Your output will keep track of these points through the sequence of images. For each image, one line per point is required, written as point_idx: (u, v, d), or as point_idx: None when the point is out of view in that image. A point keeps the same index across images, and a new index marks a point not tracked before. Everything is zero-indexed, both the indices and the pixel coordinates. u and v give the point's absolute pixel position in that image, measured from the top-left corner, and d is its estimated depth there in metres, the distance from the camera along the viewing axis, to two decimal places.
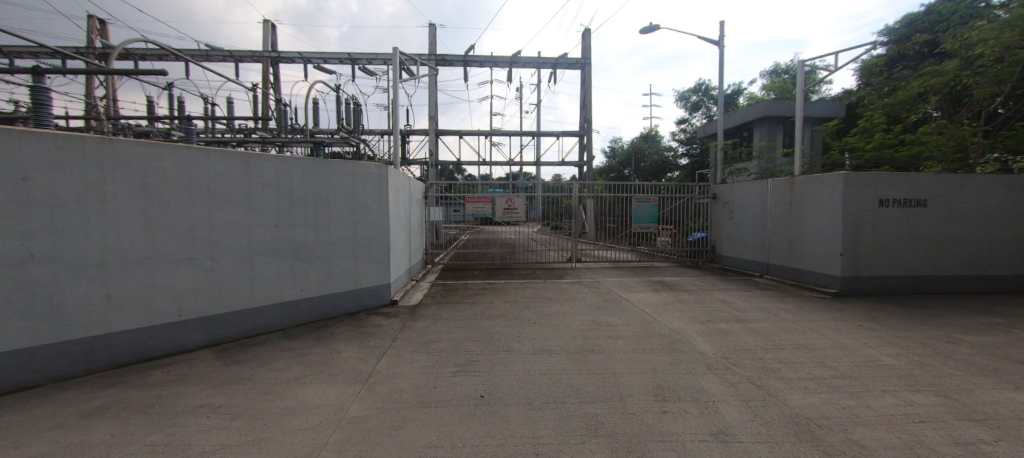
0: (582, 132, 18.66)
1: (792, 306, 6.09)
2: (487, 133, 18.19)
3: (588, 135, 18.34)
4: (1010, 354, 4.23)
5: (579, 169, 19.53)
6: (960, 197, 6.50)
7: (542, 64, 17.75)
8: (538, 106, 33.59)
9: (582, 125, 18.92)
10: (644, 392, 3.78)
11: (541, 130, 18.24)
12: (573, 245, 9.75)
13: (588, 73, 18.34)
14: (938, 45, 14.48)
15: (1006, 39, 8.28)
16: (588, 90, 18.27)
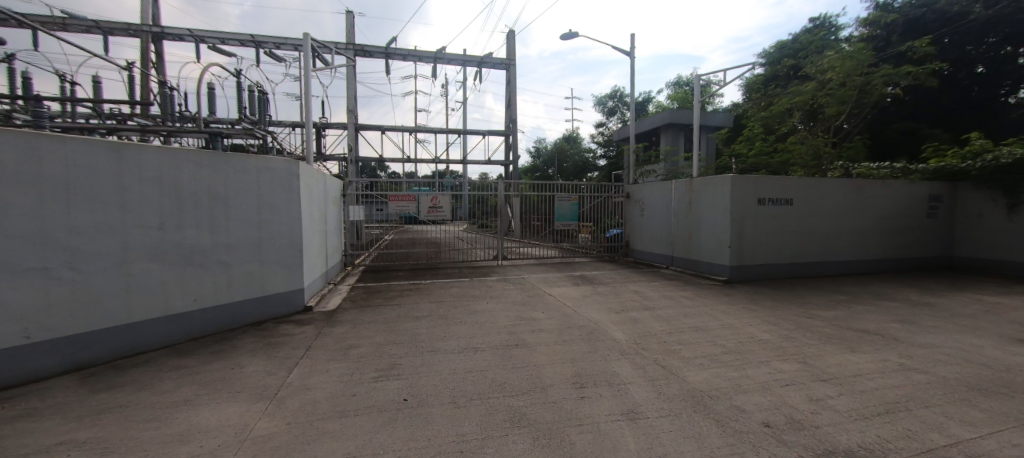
0: (508, 132, 18.98)
1: (692, 293, 6.82)
2: (411, 130, 17.64)
3: (514, 135, 18.73)
4: (851, 325, 5.21)
5: (505, 168, 19.82)
6: (817, 197, 7.84)
7: (467, 62, 17.71)
8: (464, 103, 33.32)
9: (508, 126, 19.22)
10: (564, 380, 3.97)
11: (467, 129, 18.12)
12: (498, 243, 9.84)
13: (513, 74, 18.71)
14: (800, 69, 17.31)
15: (846, 68, 10.21)
16: (513, 91, 18.62)
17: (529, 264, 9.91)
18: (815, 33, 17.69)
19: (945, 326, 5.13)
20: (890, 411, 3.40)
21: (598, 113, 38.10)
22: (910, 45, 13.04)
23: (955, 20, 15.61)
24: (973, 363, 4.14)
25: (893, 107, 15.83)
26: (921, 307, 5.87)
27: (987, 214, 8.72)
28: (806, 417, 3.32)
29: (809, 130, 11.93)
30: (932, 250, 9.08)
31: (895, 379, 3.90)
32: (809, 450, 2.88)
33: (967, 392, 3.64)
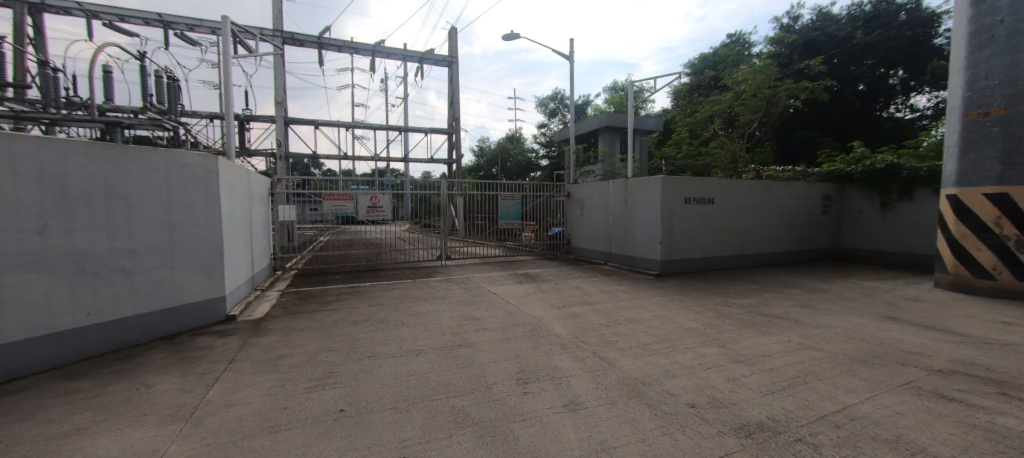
0: (451, 130, 18.75)
1: (629, 287, 7.22)
2: (348, 125, 16.79)
3: (457, 133, 18.57)
4: (763, 311, 5.84)
5: (449, 167, 19.56)
6: (735, 196, 8.69)
7: (408, 57, 17.23)
8: (405, 99, 32.27)
9: (451, 123, 19.00)
10: (508, 377, 4.01)
11: (409, 126, 17.63)
12: (442, 242, 9.72)
13: (455, 72, 18.54)
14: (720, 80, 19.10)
15: (756, 81, 11.41)
16: (456, 89, 18.44)
17: (473, 264, 9.88)
18: (732, 48, 19.57)
19: (835, 308, 5.93)
20: (793, 385, 3.86)
21: (541, 114, 38.90)
22: (806, 62, 14.81)
23: (841, 44, 18.06)
24: (856, 339, 4.83)
25: (795, 117, 17.95)
26: (818, 293, 6.73)
27: (866, 212, 10.20)
28: (725, 396, 3.66)
29: (727, 136, 13.18)
30: (827, 243, 10.45)
31: (797, 356, 4.43)
32: (728, 426, 3.18)
33: (851, 364, 4.23)
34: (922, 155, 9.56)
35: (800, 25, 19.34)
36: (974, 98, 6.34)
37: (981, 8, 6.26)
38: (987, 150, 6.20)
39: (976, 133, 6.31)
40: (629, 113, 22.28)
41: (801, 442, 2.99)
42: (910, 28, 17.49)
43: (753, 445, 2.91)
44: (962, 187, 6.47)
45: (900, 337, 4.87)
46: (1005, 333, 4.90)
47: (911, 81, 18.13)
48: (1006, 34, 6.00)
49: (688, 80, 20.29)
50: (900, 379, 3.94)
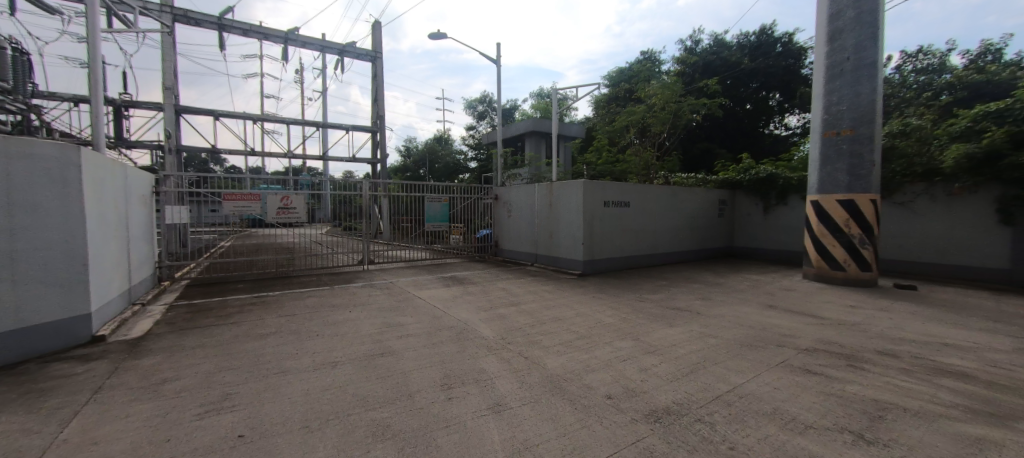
0: (375, 128, 17.95)
1: (554, 287, 7.48)
2: (255, 118, 15.25)
3: (382, 132, 17.85)
4: (671, 305, 6.41)
5: (373, 166, 18.70)
6: (648, 200, 9.48)
7: (326, 49, 16.16)
8: (322, 93, 30.05)
9: (375, 121, 18.22)
10: (432, 384, 3.90)
11: (327, 122, 16.50)
12: (365, 246, 9.20)
13: (380, 67, 17.82)
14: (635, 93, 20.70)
15: (664, 96, 12.61)
16: (380, 85, 17.74)
17: (398, 268, 9.51)
18: (645, 64, 21.41)
19: (729, 300, 6.72)
20: (695, 370, 4.28)
21: (470, 117, 38.80)
22: (703, 82, 16.71)
23: (733, 68, 20.64)
24: (745, 326, 5.51)
25: (697, 130, 20.14)
26: (717, 286, 7.58)
27: (753, 215, 11.71)
28: (638, 385, 3.95)
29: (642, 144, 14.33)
30: (723, 242, 11.87)
31: (698, 345, 4.92)
32: (640, 413, 3.42)
33: (741, 349, 4.82)
34: (794, 167, 11.29)
35: (700, 49, 21.77)
36: (830, 120, 7.61)
37: (835, 46, 7.56)
38: (839, 164, 7.48)
39: (831, 149, 7.57)
40: (554, 120, 23.17)
41: (701, 422, 3.32)
42: (784, 59, 20.54)
43: (660, 430, 3.17)
44: (822, 194, 7.70)
45: (777, 322, 5.67)
46: (852, 315, 5.96)
47: (785, 104, 21.26)
48: (852, 68, 7.31)
49: (608, 91, 21.75)
50: (777, 358, 4.58)
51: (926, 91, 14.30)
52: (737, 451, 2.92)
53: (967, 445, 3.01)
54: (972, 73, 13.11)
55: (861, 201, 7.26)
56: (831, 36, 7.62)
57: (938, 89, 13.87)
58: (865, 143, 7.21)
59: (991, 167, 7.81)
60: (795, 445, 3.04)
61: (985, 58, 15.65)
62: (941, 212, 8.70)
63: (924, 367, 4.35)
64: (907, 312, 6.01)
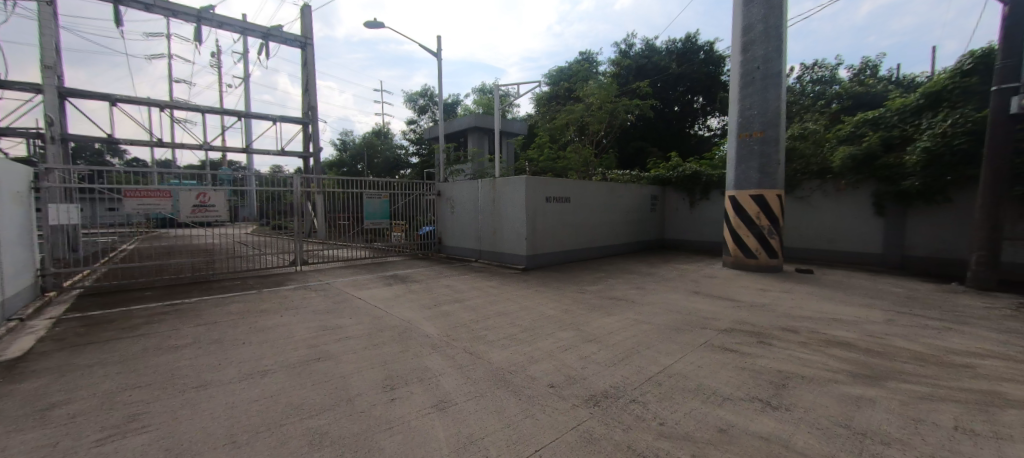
0: (306, 120, 16.79)
1: (498, 282, 7.58)
2: (161, 104, 13.54)
3: (314, 124, 16.77)
4: (608, 295, 6.78)
5: (305, 160, 17.53)
6: (587, 195, 9.89)
7: (248, 31, 14.76)
8: (243, 80, 27.31)
9: (306, 112, 17.06)
10: (375, 386, 3.63)
11: (250, 112, 15.11)
12: (297, 246, 8.64)
13: (311, 54, 16.65)
14: (574, 92, 21.37)
15: (601, 96, 13.35)
16: (312, 74, 16.61)
17: (335, 268, 9.05)
18: (585, 64, 22.20)
19: (660, 288, 7.26)
20: (630, 355, 4.56)
21: (410, 110, 37.56)
22: (636, 83, 17.63)
23: (663, 71, 22.08)
24: (674, 312, 5.98)
25: (631, 129, 21.31)
26: (651, 276, 8.12)
27: (680, 209, 12.69)
28: (578, 372, 4.13)
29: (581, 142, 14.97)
30: (656, 234, 12.72)
31: (633, 331, 5.25)
32: (580, 399, 3.60)
33: (670, 332, 5.22)
34: (715, 165, 12.36)
35: (634, 52, 22.98)
36: (744, 123, 8.43)
37: (747, 56, 8.36)
38: (751, 163, 8.31)
39: (745, 149, 8.39)
40: (496, 116, 23.18)
41: (635, 402, 3.56)
42: (706, 66, 22.32)
43: (599, 412, 3.37)
44: (738, 190, 8.51)
45: (700, 307, 6.23)
46: (762, 297, 6.71)
47: (707, 107, 23.15)
48: (761, 77, 8.15)
49: (549, 89, 22.24)
50: (700, 339, 5.04)
51: (819, 99, 16.37)
52: (666, 426, 3.20)
53: (850, 407, 3.55)
54: (855, 86, 15.19)
55: (769, 195, 8.16)
56: (744, 47, 8.41)
57: (829, 98, 15.90)
58: (772, 144, 8.11)
59: (868, 166, 9.12)
60: (716, 416, 3.38)
61: (864, 74, 18.21)
62: (831, 206, 10.06)
63: (817, 339, 5.02)
64: (804, 293, 6.90)
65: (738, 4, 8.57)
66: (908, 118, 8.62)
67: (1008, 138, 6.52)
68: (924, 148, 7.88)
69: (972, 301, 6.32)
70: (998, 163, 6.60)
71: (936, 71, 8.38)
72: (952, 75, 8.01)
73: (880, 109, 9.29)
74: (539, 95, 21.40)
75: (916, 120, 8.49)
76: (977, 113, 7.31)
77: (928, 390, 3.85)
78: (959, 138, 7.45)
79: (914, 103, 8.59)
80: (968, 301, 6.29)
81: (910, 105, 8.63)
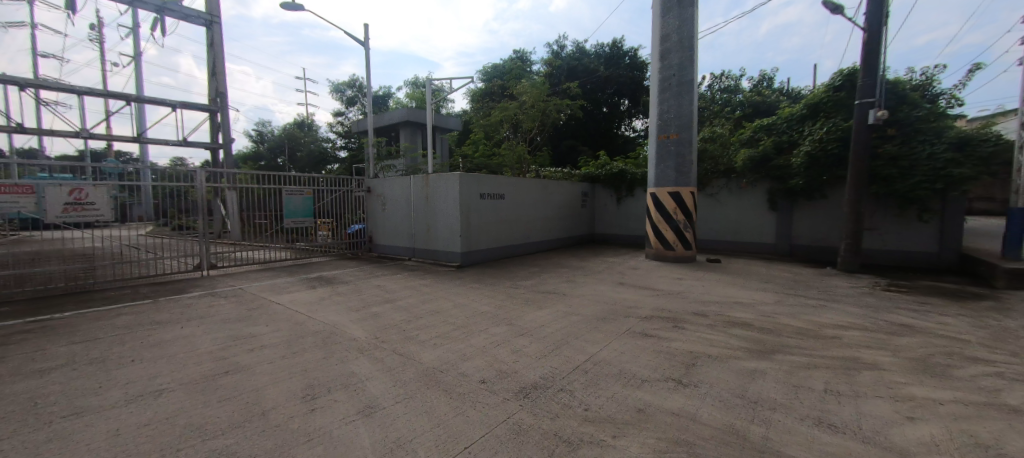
0: (213, 108, 15.09)
1: (431, 280, 7.47)
2: (19, 82, 11.31)
3: (224, 112, 15.15)
4: (540, 289, 7.00)
5: (212, 152, 15.77)
6: (521, 191, 10.09)
7: (136, 2, 12.85)
8: (134, 59, 23.72)
9: (213, 99, 15.31)
10: (292, 397, 3.31)
11: (141, 95, 13.20)
12: (201, 248, 7.80)
13: (218, 35, 14.98)
14: (507, 89, 21.60)
15: (532, 95, 13.73)
16: (220, 57, 14.96)
17: (250, 271, 8.35)
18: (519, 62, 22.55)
19: (588, 280, 7.65)
20: (559, 346, 4.76)
21: (338, 101, 35.32)
22: (566, 85, 18.30)
23: (592, 74, 23.15)
24: (601, 303, 6.35)
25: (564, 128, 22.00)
26: (582, 269, 8.52)
27: (608, 206, 13.42)
28: (510, 366, 4.21)
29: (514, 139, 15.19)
30: (586, 230, 13.36)
31: (563, 323, 5.48)
32: (510, 392, 3.68)
33: (597, 323, 5.53)
34: (639, 164, 13.24)
35: (565, 53, 23.81)
36: (662, 125, 9.13)
37: (664, 64, 9.05)
38: (668, 163, 9.04)
39: (664, 149, 9.07)
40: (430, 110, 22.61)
41: (563, 391, 3.74)
42: (631, 70, 23.73)
43: (528, 404, 3.47)
44: (658, 187, 9.20)
45: (624, 297, 6.67)
46: (678, 286, 7.34)
47: (632, 109, 24.69)
48: (676, 84, 8.88)
49: (484, 85, 22.24)
50: (623, 328, 5.39)
51: (726, 106, 18.21)
52: (590, 411, 3.40)
53: (747, 381, 4.02)
54: (754, 96, 17.12)
55: (684, 193, 8.93)
56: (662, 56, 9.10)
57: (734, 106, 17.76)
58: (686, 145, 8.88)
59: (764, 166, 10.39)
60: (634, 398, 3.66)
61: (761, 85, 20.63)
62: (735, 202, 11.25)
63: (722, 322, 5.62)
64: (713, 280, 7.69)
65: (656, 14, 9.22)
66: (794, 125, 9.89)
67: (867, 145, 7.80)
68: (806, 152, 9.11)
69: (841, 282, 7.49)
70: (860, 165, 7.87)
71: (814, 85, 9.68)
72: (826, 89, 9.32)
73: (771, 117, 10.54)
74: (474, 91, 21.42)
75: (800, 128, 9.76)
76: (844, 123, 8.62)
77: (807, 360, 4.50)
78: (832, 143, 8.74)
79: (798, 112, 9.84)
80: (838, 282, 7.44)
81: (796, 114, 9.86)
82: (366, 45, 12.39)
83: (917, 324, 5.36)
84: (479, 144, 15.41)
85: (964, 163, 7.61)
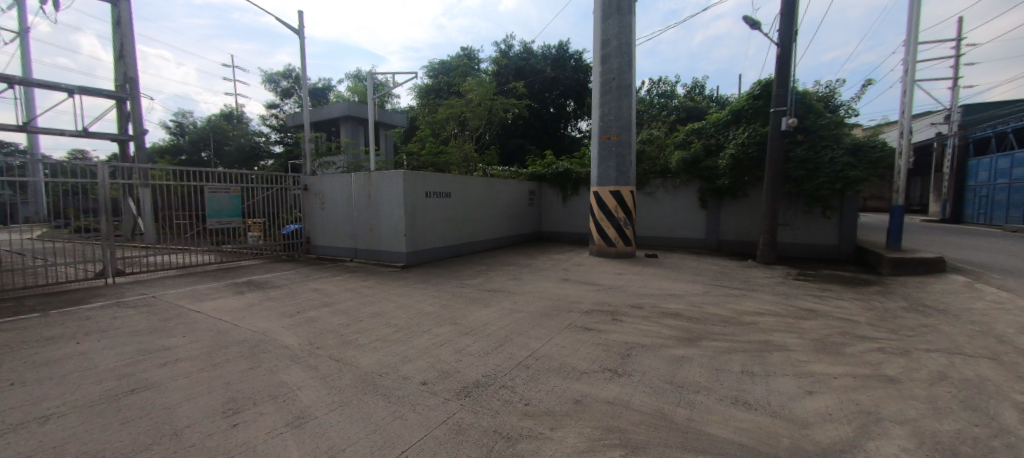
0: (122, 95, 13.53)
1: (374, 282, 7.25)
2: None
3: (136, 100, 13.66)
4: (486, 287, 7.04)
5: (122, 144, 14.12)
6: (468, 190, 10.07)
7: None
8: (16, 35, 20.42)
9: (121, 84, 13.71)
10: (213, 412, 3.08)
11: (28, 78, 11.49)
12: (105, 252, 7.06)
13: (125, 12, 13.38)
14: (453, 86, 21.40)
15: (480, 94, 13.75)
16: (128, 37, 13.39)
17: (168, 277, 7.61)
18: (466, 60, 22.44)
19: (534, 278, 7.82)
20: (503, 344, 4.83)
21: (271, 92, 32.90)
22: (512, 84, 18.48)
23: (538, 75, 23.57)
24: (545, 299, 6.52)
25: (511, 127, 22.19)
26: (528, 267, 8.68)
27: (554, 204, 13.76)
28: (452, 366, 4.21)
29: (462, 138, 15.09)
30: (534, 228, 13.63)
31: (507, 321, 5.57)
32: (452, 392, 3.68)
33: (540, 319, 5.67)
34: (584, 164, 13.71)
35: (513, 53, 24.03)
36: (603, 127, 9.49)
37: (606, 67, 9.42)
38: (609, 163, 9.44)
39: (606, 149, 9.45)
40: (373, 105, 21.83)
41: (504, 388, 3.81)
42: (576, 73, 24.42)
43: (469, 403, 3.50)
44: (600, 186, 9.59)
45: (566, 292, 6.90)
46: (617, 280, 7.72)
47: (577, 111, 25.45)
48: (616, 87, 9.28)
49: (430, 82, 21.83)
50: (565, 322, 5.58)
51: (661, 111, 19.38)
52: (530, 406, 3.50)
53: (674, 368, 4.33)
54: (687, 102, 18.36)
55: (624, 191, 9.39)
56: (603, 60, 9.46)
57: (668, 111, 18.95)
58: (625, 146, 9.33)
59: (695, 168, 11.17)
60: (573, 390, 3.81)
61: (693, 92, 22.15)
62: (670, 201, 11.99)
63: (656, 313, 6.00)
64: (649, 275, 8.17)
65: (598, 19, 9.56)
66: (720, 130, 10.77)
67: (780, 149, 8.67)
68: (731, 154, 10.06)
69: (760, 273, 8.27)
70: (774, 167, 8.73)
71: (737, 93, 10.58)
72: (748, 97, 10.22)
73: (701, 122, 11.43)
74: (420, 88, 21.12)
75: (725, 132, 10.65)
76: (762, 129, 9.57)
77: (727, 345, 4.93)
78: (752, 148, 9.72)
79: (724, 118, 10.72)
80: (756, 274, 8.21)
81: (722, 119, 10.74)
82: (299, 34, 11.70)
83: (818, 309, 6.08)
84: (425, 142, 15.12)
85: (857, 166, 8.69)
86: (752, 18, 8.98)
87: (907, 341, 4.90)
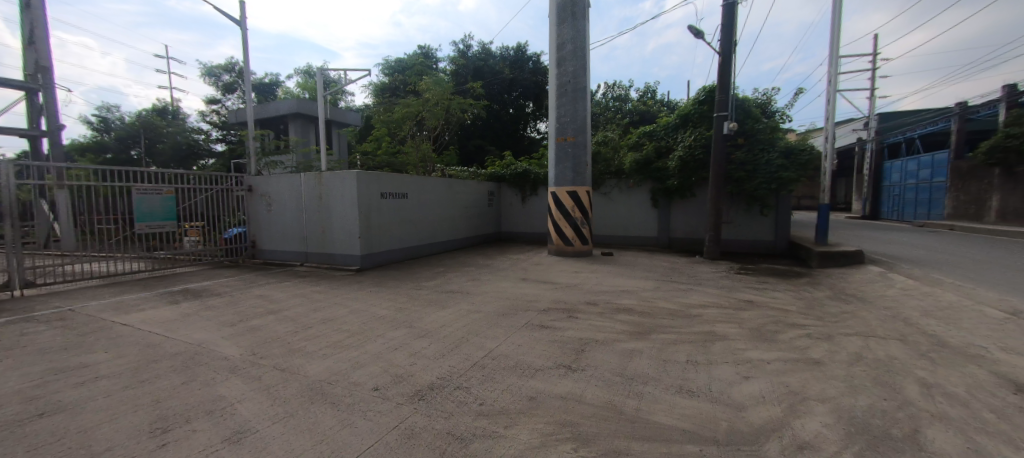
0: (33, 86, 12.16)
1: (326, 286, 6.99)
2: None
3: (50, 93, 12.34)
4: (443, 289, 7.00)
5: (32, 141, 12.67)
6: (425, 191, 9.94)
7: None
8: None
9: (32, 74, 12.32)
10: (140, 433, 2.86)
11: None
12: (11, 262, 6.30)
13: None
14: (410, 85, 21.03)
15: (437, 94, 13.60)
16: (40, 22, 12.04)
17: (89, 287, 6.93)
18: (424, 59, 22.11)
19: (492, 278, 7.86)
20: (459, 345, 4.83)
21: (212, 86, 30.70)
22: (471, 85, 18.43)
23: (498, 76, 23.67)
24: (503, 299, 6.58)
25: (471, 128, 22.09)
26: (487, 268, 8.71)
27: (514, 205, 13.87)
28: (406, 370, 4.15)
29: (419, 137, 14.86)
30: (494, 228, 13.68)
31: (464, 322, 5.57)
32: (405, 396, 3.64)
33: (496, 319, 5.72)
34: (542, 164, 13.94)
35: (472, 53, 23.96)
36: (560, 128, 9.69)
37: (561, 70, 9.63)
38: (566, 164, 9.66)
39: (564, 150, 9.67)
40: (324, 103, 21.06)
41: (459, 389, 3.82)
42: (535, 75, 24.74)
43: (422, 407, 3.48)
44: (558, 187, 9.79)
45: (523, 292, 7.00)
46: (574, 279, 7.92)
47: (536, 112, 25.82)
48: (571, 90, 9.52)
49: (387, 80, 21.30)
50: (522, 321, 5.67)
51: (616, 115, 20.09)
52: (484, 405, 3.53)
53: (624, 362, 4.51)
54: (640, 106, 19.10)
55: (581, 192, 9.64)
56: (558, 63, 9.67)
57: (622, 114, 19.66)
58: (581, 148, 9.59)
59: (647, 169, 11.68)
60: (527, 388, 3.88)
61: (646, 96, 23.09)
62: (624, 201, 12.44)
63: (609, 309, 6.23)
64: (604, 272, 8.45)
65: (552, 23, 9.75)
66: (670, 133, 11.38)
67: (723, 151, 9.26)
68: (679, 156, 10.65)
69: (706, 268, 8.80)
70: (718, 168, 9.31)
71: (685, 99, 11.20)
72: (695, 103, 10.85)
73: (652, 125, 11.99)
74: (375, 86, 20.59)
75: (674, 135, 11.28)
76: None
77: (673, 337, 5.21)
78: (698, 150, 10.36)
79: (672, 122, 11.31)
80: (702, 269, 8.73)
81: (670, 123, 11.36)
82: (241, 26, 11.02)
83: (755, 300, 6.57)
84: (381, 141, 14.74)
85: (790, 168, 9.46)
86: (696, 28, 9.53)
87: (828, 327, 5.42)
